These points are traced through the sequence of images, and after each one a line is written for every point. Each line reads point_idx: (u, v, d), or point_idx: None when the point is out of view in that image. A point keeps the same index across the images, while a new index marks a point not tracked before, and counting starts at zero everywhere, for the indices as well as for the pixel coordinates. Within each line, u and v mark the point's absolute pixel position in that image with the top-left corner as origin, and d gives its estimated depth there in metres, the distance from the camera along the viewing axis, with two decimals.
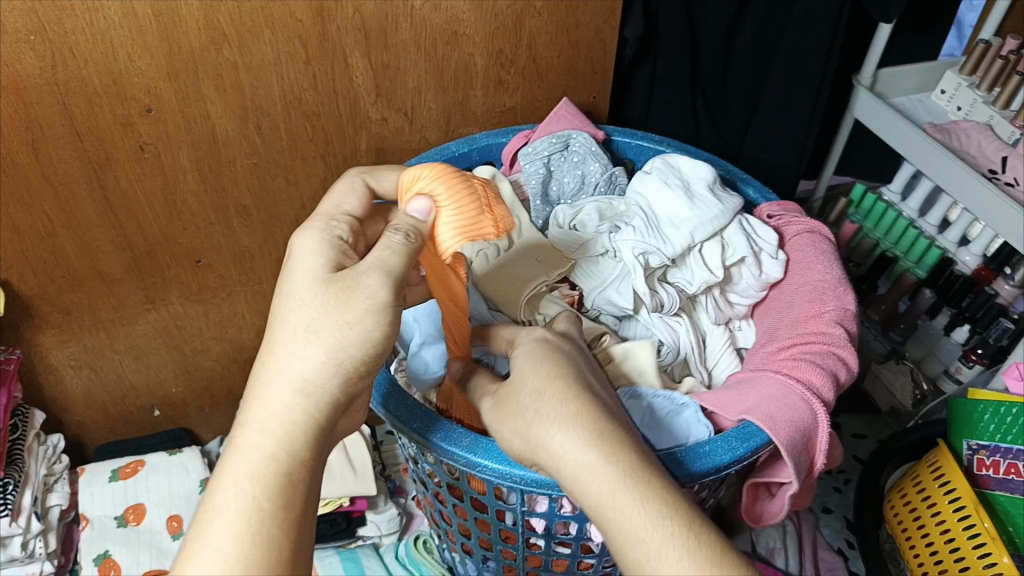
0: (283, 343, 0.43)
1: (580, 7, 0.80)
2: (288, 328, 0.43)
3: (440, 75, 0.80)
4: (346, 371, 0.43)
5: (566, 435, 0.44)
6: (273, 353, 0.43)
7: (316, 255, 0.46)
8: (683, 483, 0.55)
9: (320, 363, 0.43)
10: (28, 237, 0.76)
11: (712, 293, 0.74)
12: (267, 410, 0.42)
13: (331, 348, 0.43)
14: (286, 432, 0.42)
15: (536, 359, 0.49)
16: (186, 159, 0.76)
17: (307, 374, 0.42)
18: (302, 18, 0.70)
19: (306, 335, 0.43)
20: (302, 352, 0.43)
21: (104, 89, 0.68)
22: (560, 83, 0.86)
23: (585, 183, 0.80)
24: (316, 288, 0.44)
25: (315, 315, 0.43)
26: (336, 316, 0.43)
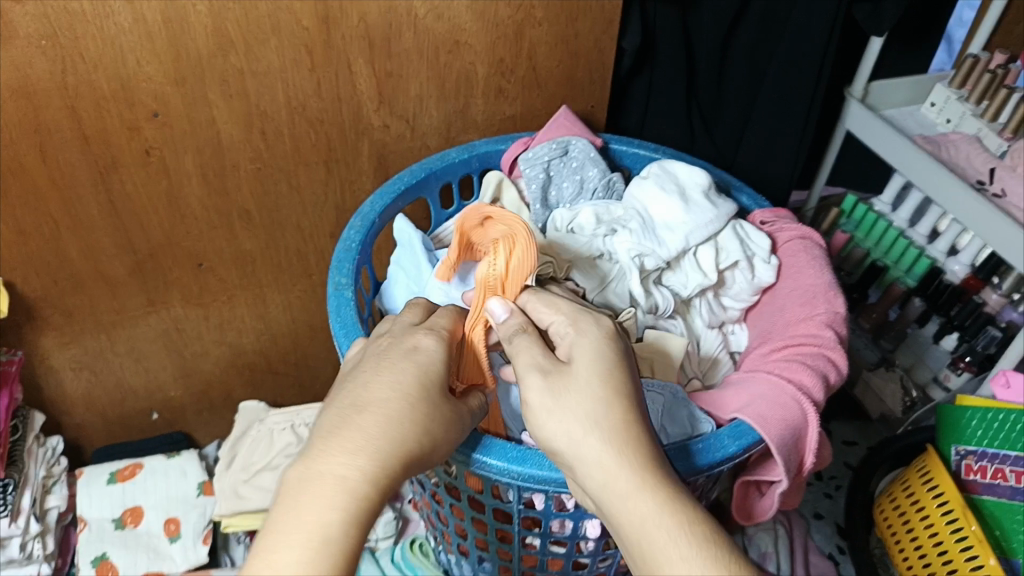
0: (404, 409, 0.45)
1: (580, 17, 0.81)
2: (411, 401, 0.46)
3: (441, 83, 0.81)
4: (428, 437, 0.46)
5: (618, 460, 0.45)
6: (390, 411, 0.45)
7: (422, 351, 0.50)
8: (685, 476, 0.55)
9: (415, 430, 0.45)
10: (34, 239, 0.76)
11: (706, 296, 0.75)
12: (362, 447, 0.43)
13: (421, 425, 0.45)
14: (388, 474, 0.43)
15: (598, 360, 0.49)
16: (191, 163, 0.77)
17: (417, 448, 0.45)
18: (308, 26, 0.72)
19: (428, 421, 0.46)
20: (397, 416, 0.45)
21: (112, 93, 0.69)
22: (560, 92, 0.87)
23: (583, 188, 0.81)
24: (416, 377, 0.47)
25: (437, 410, 0.47)
26: (451, 425, 0.48)
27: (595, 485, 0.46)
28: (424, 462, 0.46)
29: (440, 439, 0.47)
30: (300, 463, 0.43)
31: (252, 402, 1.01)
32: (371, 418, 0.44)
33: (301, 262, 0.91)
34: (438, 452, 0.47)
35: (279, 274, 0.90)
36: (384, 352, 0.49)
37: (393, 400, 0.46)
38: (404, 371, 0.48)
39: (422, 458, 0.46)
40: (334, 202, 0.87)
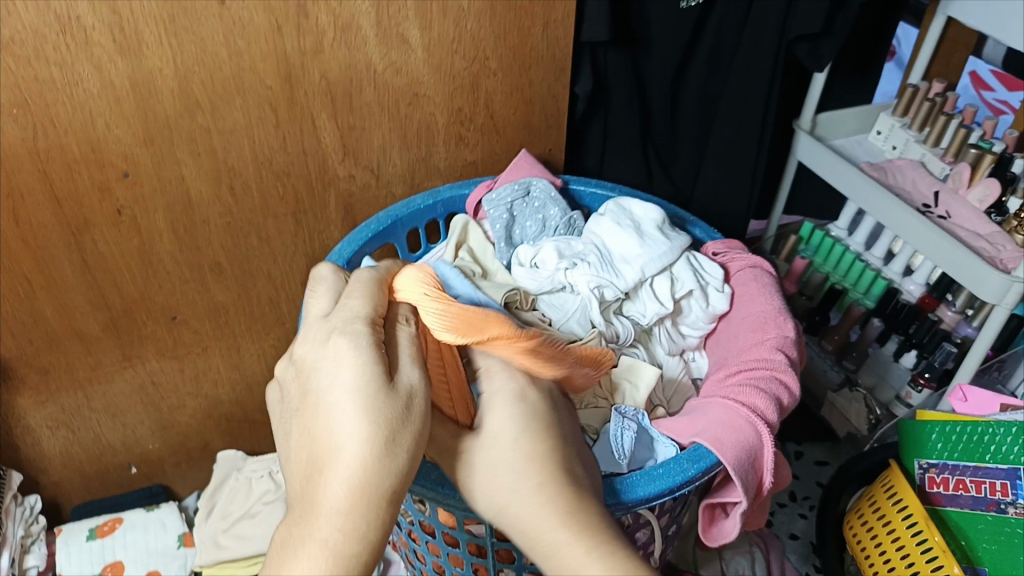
0: (358, 444, 0.44)
1: (533, 67, 0.85)
2: (361, 432, 0.44)
3: (403, 134, 0.84)
4: (392, 464, 0.44)
5: (537, 514, 0.46)
6: (345, 453, 0.44)
7: (350, 366, 0.47)
8: (611, 507, 0.57)
9: (370, 468, 0.44)
10: (10, 300, 0.78)
11: (665, 325, 0.77)
12: (329, 503, 0.43)
13: (378, 456, 0.44)
14: (367, 518, 0.43)
15: (517, 421, 0.51)
16: (161, 221, 0.80)
17: (384, 474, 0.44)
18: (272, 85, 0.75)
19: (387, 441, 0.45)
20: (348, 457, 0.44)
21: (82, 156, 0.72)
22: (519, 137, 0.91)
23: (546, 227, 0.84)
24: (358, 399, 0.45)
25: (387, 420, 0.45)
26: (414, 418, 0.46)
27: (524, 535, 0.47)
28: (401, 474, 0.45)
29: (406, 445, 0.45)
30: (284, 533, 0.44)
31: (230, 452, 1.03)
32: (327, 469, 0.44)
33: (273, 311, 0.93)
34: (411, 455, 0.46)
35: (253, 324, 0.92)
36: (321, 377, 0.47)
37: (343, 440, 0.44)
38: (343, 398, 0.46)
39: (396, 474, 0.45)
40: (304, 251, 0.89)
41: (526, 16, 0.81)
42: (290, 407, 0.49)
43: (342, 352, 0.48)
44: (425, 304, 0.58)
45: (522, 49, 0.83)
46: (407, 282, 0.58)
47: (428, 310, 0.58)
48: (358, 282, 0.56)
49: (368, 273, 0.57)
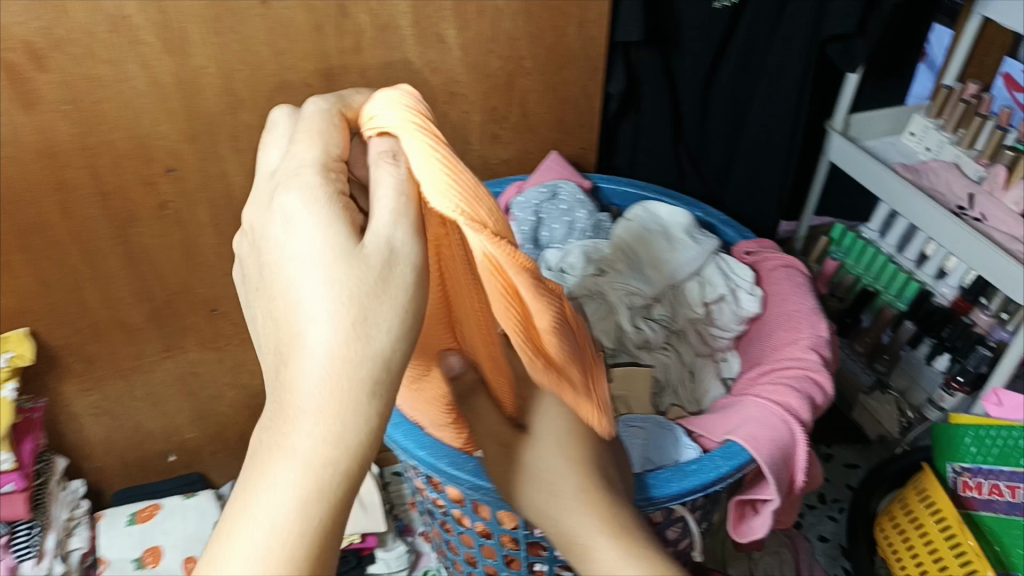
0: (328, 319, 0.35)
1: (567, 66, 0.86)
2: (324, 311, 0.35)
3: (439, 131, 0.86)
4: (369, 332, 0.36)
5: (564, 508, 0.49)
6: (309, 344, 0.36)
7: (312, 225, 0.37)
8: (642, 505, 0.57)
9: (348, 347, 0.36)
10: (59, 290, 0.80)
11: (694, 326, 0.76)
12: (305, 397, 0.36)
13: (352, 329, 0.35)
14: (351, 408, 0.36)
15: (553, 421, 0.53)
16: (204, 215, 0.82)
17: (364, 367, 0.36)
18: (313, 83, 0.78)
19: (362, 315, 0.36)
20: (318, 339, 0.35)
21: (129, 151, 0.75)
22: (552, 136, 0.92)
23: (572, 229, 0.82)
24: (325, 260, 0.36)
25: (360, 298, 0.36)
26: (396, 294, 0.37)
27: (548, 524, 0.50)
28: (385, 366, 0.37)
29: (387, 325, 0.36)
30: (263, 427, 0.38)
31: None
32: (295, 354, 0.36)
33: None
34: (396, 336, 0.37)
35: None
36: (275, 237, 0.38)
37: (304, 325, 0.36)
38: (304, 263, 0.36)
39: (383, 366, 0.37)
40: None
41: (559, 17, 0.82)
42: (256, 283, 0.41)
43: (291, 214, 0.37)
44: (410, 140, 0.43)
45: (556, 49, 0.84)
46: (387, 103, 0.45)
47: (420, 160, 0.42)
48: (306, 118, 0.43)
49: (331, 115, 0.44)
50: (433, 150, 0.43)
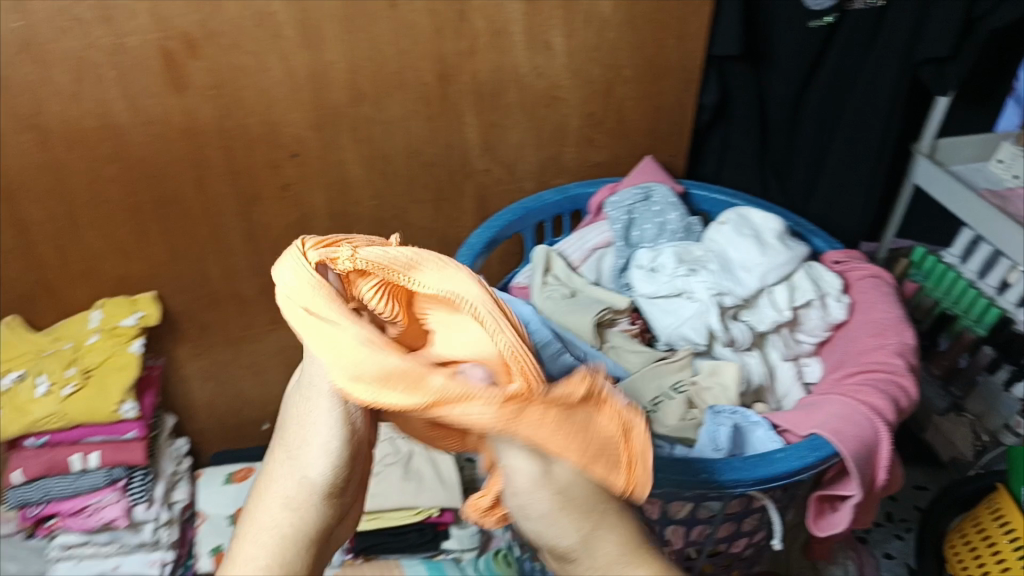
0: (291, 445, 0.48)
1: (664, 77, 0.91)
2: (289, 439, 0.48)
3: (538, 132, 0.91)
4: (316, 449, 0.47)
5: (608, 546, 0.43)
6: (279, 466, 0.47)
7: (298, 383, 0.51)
8: (739, 485, 0.62)
9: (304, 464, 0.47)
10: (187, 258, 0.89)
11: (781, 332, 0.79)
12: (264, 507, 0.46)
13: (299, 446, 0.47)
14: (301, 510, 0.46)
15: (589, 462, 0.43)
16: (320, 199, 0.89)
17: (296, 477, 0.46)
18: (428, 82, 0.84)
19: (308, 437, 0.47)
20: (284, 459, 0.47)
21: (261, 136, 0.82)
22: (645, 142, 0.96)
23: (664, 230, 0.85)
24: (295, 402, 0.50)
25: (298, 430, 0.48)
26: (324, 422, 0.47)
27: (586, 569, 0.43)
28: (308, 479, 0.46)
29: (318, 442, 0.47)
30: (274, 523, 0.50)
31: None
32: (270, 473, 0.48)
33: None
34: (328, 444, 0.47)
35: None
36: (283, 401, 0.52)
37: (277, 455, 0.49)
38: (285, 414, 0.50)
39: (308, 479, 0.46)
40: (438, 234, 0.96)
41: (661, 30, 0.87)
42: None
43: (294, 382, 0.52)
44: (303, 326, 0.46)
45: (655, 60, 0.89)
46: (286, 279, 0.48)
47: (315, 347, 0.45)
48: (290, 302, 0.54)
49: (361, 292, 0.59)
50: (310, 326, 0.46)
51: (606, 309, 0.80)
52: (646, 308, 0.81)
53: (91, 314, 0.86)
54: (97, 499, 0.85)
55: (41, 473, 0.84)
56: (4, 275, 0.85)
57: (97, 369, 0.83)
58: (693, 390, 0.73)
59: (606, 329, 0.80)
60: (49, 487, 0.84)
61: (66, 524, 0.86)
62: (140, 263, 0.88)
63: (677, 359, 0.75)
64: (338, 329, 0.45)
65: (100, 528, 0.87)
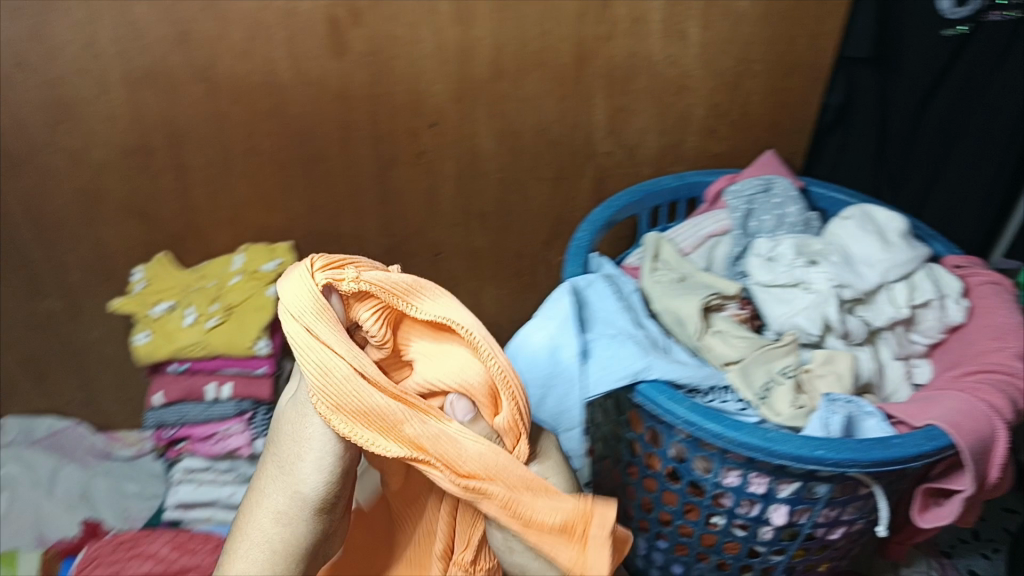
0: (281, 461, 0.55)
1: (790, 74, 0.94)
2: (279, 453, 0.55)
3: (663, 119, 0.94)
4: (306, 470, 0.54)
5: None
6: (272, 475, 0.55)
7: (297, 385, 0.58)
8: (854, 467, 0.63)
9: (294, 481, 0.54)
10: (323, 213, 0.95)
11: (895, 330, 0.81)
12: (261, 515, 0.55)
13: (288, 464, 0.54)
14: (291, 525, 0.55)
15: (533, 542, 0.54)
16: (450, 168, 0.94)
17: (289, 493, 0.54)
18: (566, 63, 0.88)
19: (297, 459, 0.54)
20: (277, 469, 0.55)
21: (405, 103, 0.88)
22: (765, 136, 0.99)
23: (783, 222, 0.87)
24: (290, 410, 0.56)
25: (293, 444, 0.54)
26: (318, 440, 0.53)
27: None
28: (301, 494, 0.54)
29: (306, 466, 0.54)
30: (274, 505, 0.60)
31: None
32: (262, 474, 0.56)
33: (518, 262, 1.05)
34: (317, 472, 0.54)
35: (502, 268, 1.05)
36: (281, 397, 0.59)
37: (270, 459, 0.56)
38: (280, 420, 0.56)
39: (301, 494, 0.54)
40: (554, 212, 1.00)
41: (795, 27, 0.90)
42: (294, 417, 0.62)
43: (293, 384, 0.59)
44: (297, 337, 0.50)
45: (786, 56, 0.93)
46: (291, 284, 0.51)
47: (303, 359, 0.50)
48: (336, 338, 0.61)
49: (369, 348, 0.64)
50: (305, 339, 0.50)
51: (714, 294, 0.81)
52: (759, 296, 0.82)
53: (234, 259, 0.94)
54: (225, 427, 0.93)
55: (179, 398, 0.92)
56: (162, 215, 0.93)
57: (237, 307, 0.90)
58: (804, 378, 0.74)
59: (712, 314, 0.81)
60: (185, 411, 0.92)
61: (195, 448, 0.94)
62: (282, 214, 0.95)
63: (783, 343, 0.76)
64: (330, 354, 0.50)
65: (225, 454, 0.95)
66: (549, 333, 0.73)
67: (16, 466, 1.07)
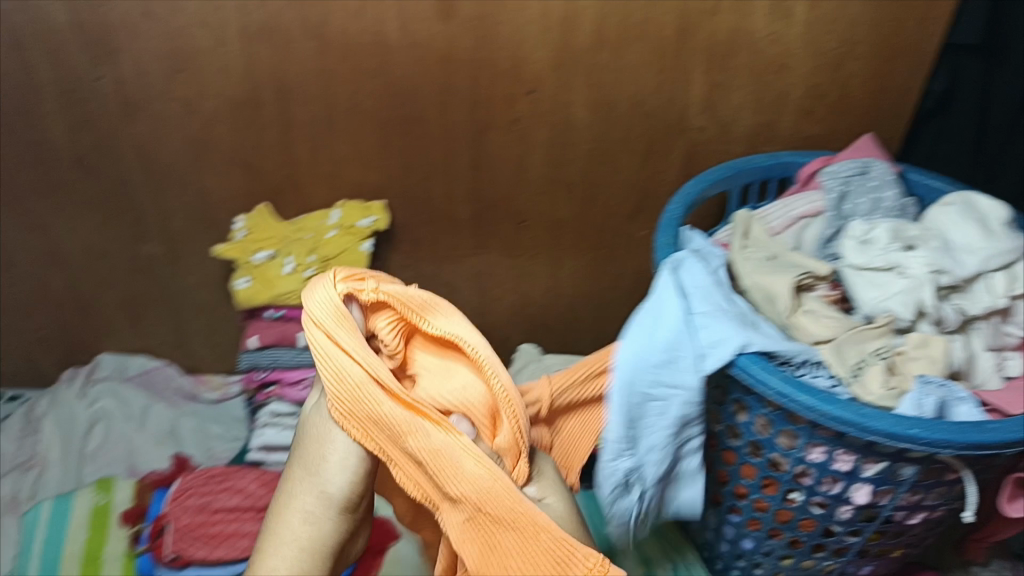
0: (311, 466, 0.62)
1: (894, 57, 0.92)
2: (306, 457, 0.63)
3: (760, 98, 0.94)
4: (339, 470, 0.62)
5: None
6: (301, 479, 0.62)
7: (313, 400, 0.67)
8: (945, 448, 0.63)
9: (328, 483, 0.61)
10: (416, 175, 0.98)
11: (992, 320, 0.80)
12: (292, 515, 0.60)
13: (317, 466, 0.62)
14: (317, 524, 0.60)
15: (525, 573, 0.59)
16: (542, 136, 0.95)
17: (317, 492, 0.61)
18: (668, 35, 0.88)
19: (327, 459, 0.62)
20: (306, 472, 0.62)
21: (506, 69, 0.89)
22: (861, 121, 0.97)
23: (879, 206, 0.87)
24: (313, 421, 0.64)
25: (319, 448, 0.63)
26: (342, 441, 0.62)
27: None
28: (327, 494, 0.61)
29: (335, 467, 0.62)
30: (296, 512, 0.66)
31: (529, 345, 1.17)
32: (290, 477, 0.63)
33: (599, 235, 1.06)
34: (347, 472, 0.62)
35: (583, 240, 1.06)
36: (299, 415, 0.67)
37: (297, 463, 0.63)
38: (308, 429, 0.64)
39: (327, 494, 0.61)
40: (641, 186, 1.01)
41: (905, 9, 0.89)
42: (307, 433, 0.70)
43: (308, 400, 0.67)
44: (322, 342, 0.62)
45: (892, 38, 0.91)
46: (318, 297, 0.63)
47: (326, 364, 0.61)
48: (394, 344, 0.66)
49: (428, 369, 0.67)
50: (328, 346, 0.62)
51: (806, 274, 0.81)
52: (851, 278, 0.81)
53: (330, 213, 0.99)
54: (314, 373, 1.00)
55: (273, 342, 0.99)
56: (263, 168, 0.97)
57: (332, 260, 0.96)
58: (897, 362, 0.74)
59: (803, 293, 0.81)
60: (277, 356, 1.00)
61: (284, 392, 1.01)
62: (376, 173, 0.98)
63: (877, 325, 0.76)
64: (350, 362, 0.61)
65: None
66: (647, 323, 0.74)
67: (112, 399, 1.13)
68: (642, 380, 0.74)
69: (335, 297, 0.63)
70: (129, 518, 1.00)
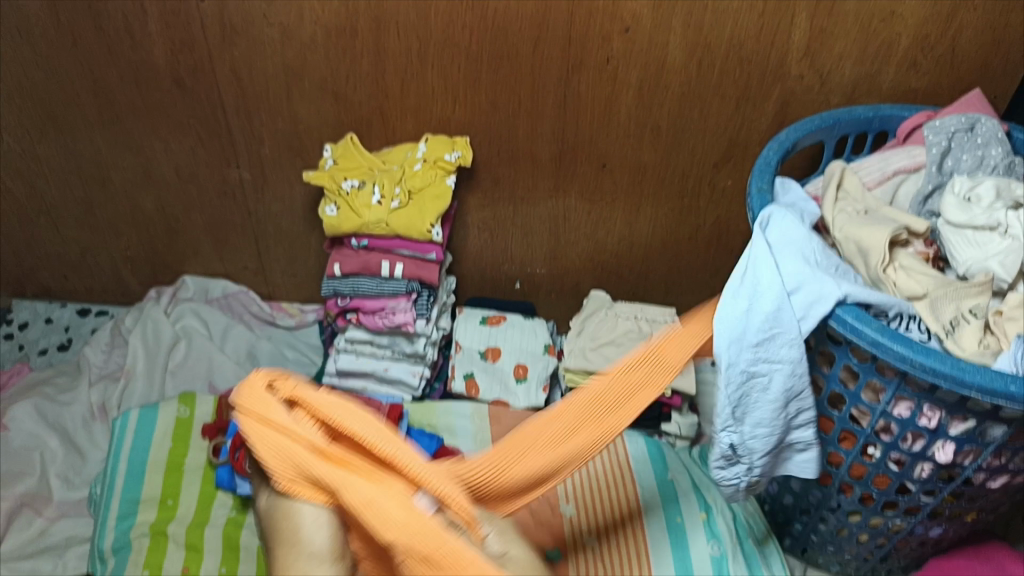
0: (285, 541, 0.57)
1: (1016, 9, 0.87)
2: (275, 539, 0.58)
3: (864, 47, 0.90)
4: (314, 535, 0.57)
5: None
6: (283, 554, 0.57)
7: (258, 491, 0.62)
8: None
9: (310, 542, 0.57)
10: (502, 113, 0.98)
11: None
12: None
13: (290, 540, 0.57)
14: None
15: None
16: (634, 77, 0.94)
17: (303, 556, 0.56)
18: None
19: (300, 522, 0.57)
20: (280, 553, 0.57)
21: (604, 6, 0.88)
22: (969, 78, 0.93)
23: (983, 164, 0.84)
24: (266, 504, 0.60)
25: (284, 520, 0.58)
26: (307, 508, 0.57)
27: None
28: (316, 553, 0.56)
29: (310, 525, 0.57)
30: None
31: (600, 292, 1.16)
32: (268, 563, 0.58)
33: (682, 183, 1.05)
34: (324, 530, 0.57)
35: (663, 189, 1.05)
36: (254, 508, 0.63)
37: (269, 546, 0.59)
38: (265, 507, 0.60)
39: (316, 553, 0.56)
40: (729, 135, 0.99)
41: None
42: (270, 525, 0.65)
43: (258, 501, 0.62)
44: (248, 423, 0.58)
45: None
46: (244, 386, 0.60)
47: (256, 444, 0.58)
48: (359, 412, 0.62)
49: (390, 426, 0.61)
50: (253, 424, 0.58)
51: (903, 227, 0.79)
52: (948, 236, 0.79)
53: (418, 147, 0.99)
54: (394, 303, 1.02)
55: (355, 270, 1.01)
56: (354, 97, 0.98)
57: (417, 192, 0.96)
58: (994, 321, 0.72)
59: (898, 248, 0.79)
60: (359, 283, 1.02)
61: (362, 320, 1.03)
62: (463, 109, 0.98)
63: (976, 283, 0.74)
64: (280, 437, 0.57)
65: (389, 329, 1.03)
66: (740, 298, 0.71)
67: (195, 319, 1.18)
68: (741, 357, 0.72)
69: (255, 382, 0.60)
70: (209, 432, 1.04)
